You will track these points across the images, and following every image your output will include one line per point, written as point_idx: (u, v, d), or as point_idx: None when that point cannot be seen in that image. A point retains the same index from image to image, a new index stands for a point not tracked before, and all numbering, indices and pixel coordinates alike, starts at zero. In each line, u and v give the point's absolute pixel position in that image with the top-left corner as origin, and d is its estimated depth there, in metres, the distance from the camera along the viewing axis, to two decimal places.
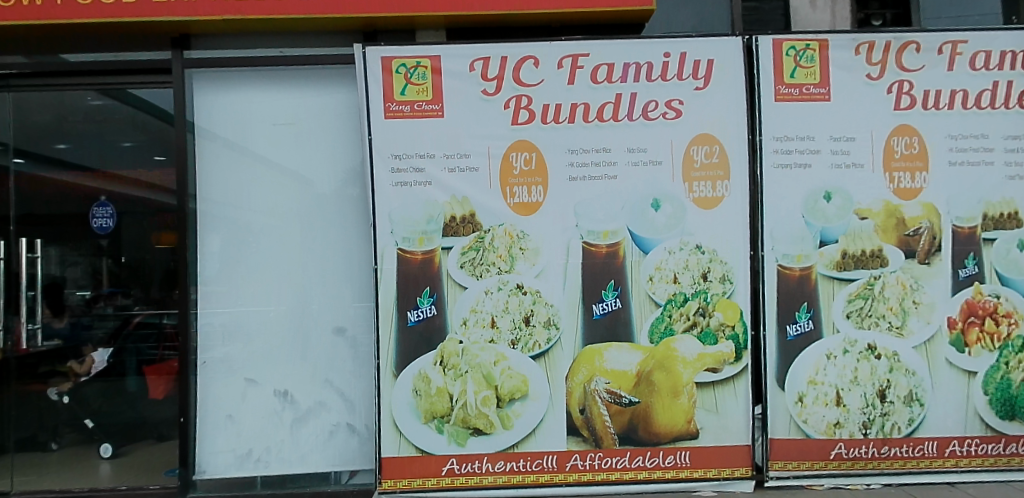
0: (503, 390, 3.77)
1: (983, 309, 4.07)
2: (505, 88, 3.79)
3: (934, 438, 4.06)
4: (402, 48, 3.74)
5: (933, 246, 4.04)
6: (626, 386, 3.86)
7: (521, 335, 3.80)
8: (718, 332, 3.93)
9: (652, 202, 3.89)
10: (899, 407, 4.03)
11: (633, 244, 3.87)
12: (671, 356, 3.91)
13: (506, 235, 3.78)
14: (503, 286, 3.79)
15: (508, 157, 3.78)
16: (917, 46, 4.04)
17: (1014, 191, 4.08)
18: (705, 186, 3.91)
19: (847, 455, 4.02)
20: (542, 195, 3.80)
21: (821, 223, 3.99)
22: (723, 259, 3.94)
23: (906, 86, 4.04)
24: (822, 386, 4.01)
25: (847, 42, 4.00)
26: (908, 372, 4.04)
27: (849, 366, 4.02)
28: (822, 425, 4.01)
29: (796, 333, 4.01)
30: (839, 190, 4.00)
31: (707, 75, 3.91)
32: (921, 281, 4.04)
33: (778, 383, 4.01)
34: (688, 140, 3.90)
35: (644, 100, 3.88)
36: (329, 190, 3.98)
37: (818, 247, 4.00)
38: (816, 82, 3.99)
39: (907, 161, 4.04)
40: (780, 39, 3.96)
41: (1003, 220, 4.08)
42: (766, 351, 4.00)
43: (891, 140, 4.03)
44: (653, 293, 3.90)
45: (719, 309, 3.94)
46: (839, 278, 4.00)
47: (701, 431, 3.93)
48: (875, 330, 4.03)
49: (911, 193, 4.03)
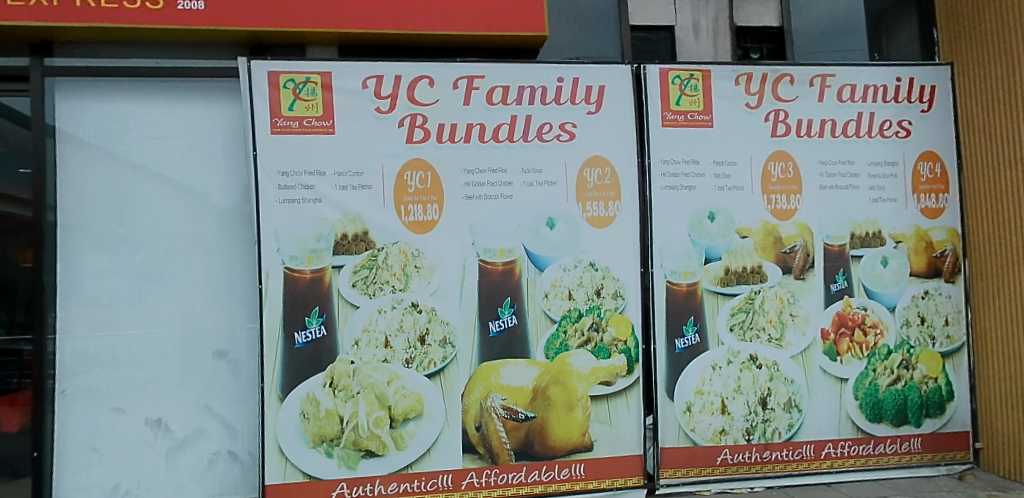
0: (397, 410, 3.73)
1: (852, 321, 4.43)
2: (399, 107, 3.79)
3: (810, 442, 4.36)
4: (291, 63, 3.66)
5: (807, 263, 4.37)
6: (522, 402, 3.91)
7: (415, 354, 3.77)
8: (611, 347, 4.07)
9: (546, 220, 3.98)
10: (779, 413, 4.30)
11: (528, 262, 3.95)
12: (566, 371, 4.00)
13: (400, 253, 3.76)
14: (396, 305, 3.76)
15: (403, 175, 3.77)
16: (791, 79, 4.39)
17: (878, 212, 4.48)
18: (598, 206, 4.06)
19: (731, 461, 4.24)
20: (437, 213, 3.81)
21: (706, 242, 4.23)
22: (615, 276, 4.09)
23: (782, 115, 4.37)
24: (708, 395, 4.22)
25: (726, 73, 4.29)
26: (786, 380, 4.32)
27: (733, 376, 4.26)
28: (708, 433, 4.22)
29: (683, 346, 4.21)
30: (721, 210, 4.26)
31: (599, 100, 4.08)
32: (797, 295, 4.36)
33: (668, 393, 4.18)
34: (581, 162, 4.04)
35: (538, 122, 3.98)
36: (217, 207, 3.83)
37: (703, 263, 4.23)
38: (700, 109, 4.24)
39: (782, 185, 4.35)
40: (666, 68, 4.20)
41: (869, 239, 4.46)
42: (657, 363, 4.17)
43: (768, 165, 4.34)
44: (548, 309, 3.99)
45: (612, 324, 4.09)
46: (722, 293, 4.25)
47: (595, 442, 4.04)
48: (755, 342, 4.30)
49: (787, 213, 4.35)
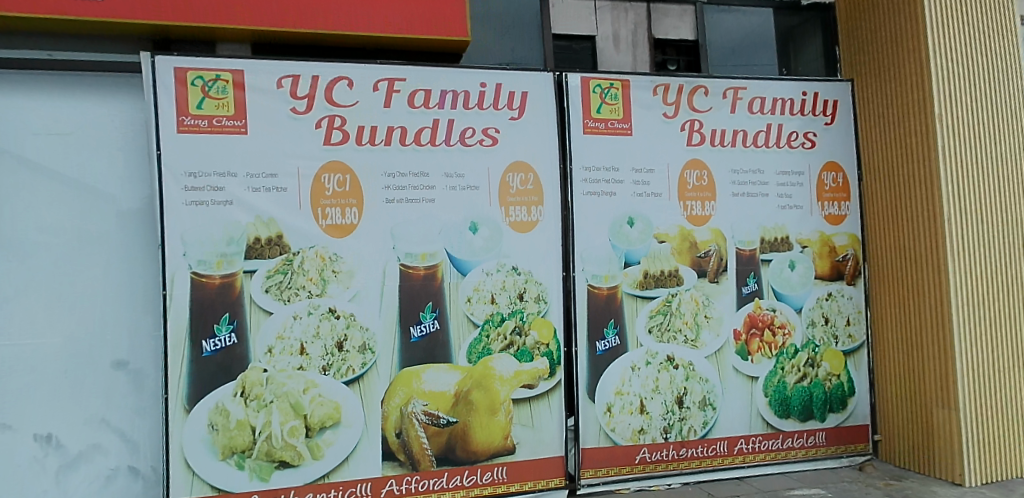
0: (313, 419, 3.64)
1: (763, 322, 4.65)
2: (317, 107, 3.71)
3: (724, 438, 4.54)
4: (199, 60, 3.52)
5: (720, 266, 4.57)
6: (444, 406, 3.91)
7: (333, 360, 3.69)
8: (533, 350, 4.12)
9: (469, 225, 3.99)
10: (694, 412, 4.47)
11: (450, 266, 3.95)
12: (488, 375, 4.02)
13: (317, 257, 3.67)
14: (313, 310, 3.66)
15: (320, 178, 3.69)
16: (705, 90, 4.55)
17: (785, 219, 4.71)
18: (521, 211, 4.11)
19: (650, 459, 4.37)
20: (356, 217, 3.75)
21: (626, 246, 4.36)
22: (537, 280, 4.14)
23: (697, 125, 4.53)
24: (627, 395, 4.34)
25: (645, 84, 4.42)
26: (701, 380, 4.50)
27: (651, 376, 4.40)
28: (627, 432, 4.33)
29: (604, 348, 4.30)
30: (640, 216, 4.40)
31: (522, 106, 4.13)
32: (711, 298, 4.55)
33: (589, 395, 4.26)
34: (505, 167, 4.07)
35: (461, 127, 3.98)
36: (117, 208, 3.62)
37: (622, 267, 4.35)
38: (620, 118, 4.36)
39: (697, 192, 4.53)
40: (587, 77, 4.29)
41: (777, 244, 4.69)
42: (578, 366, 4.24)
43: (684, 173, 4.50)
44: (471, 313, 3.99)
45: (535, 328, 4.14)
46: (641, 296, 4.38)
47: (517, 445, 4.07)
48: (672, 343, 4.46)
49: (701, 219, 4.54)
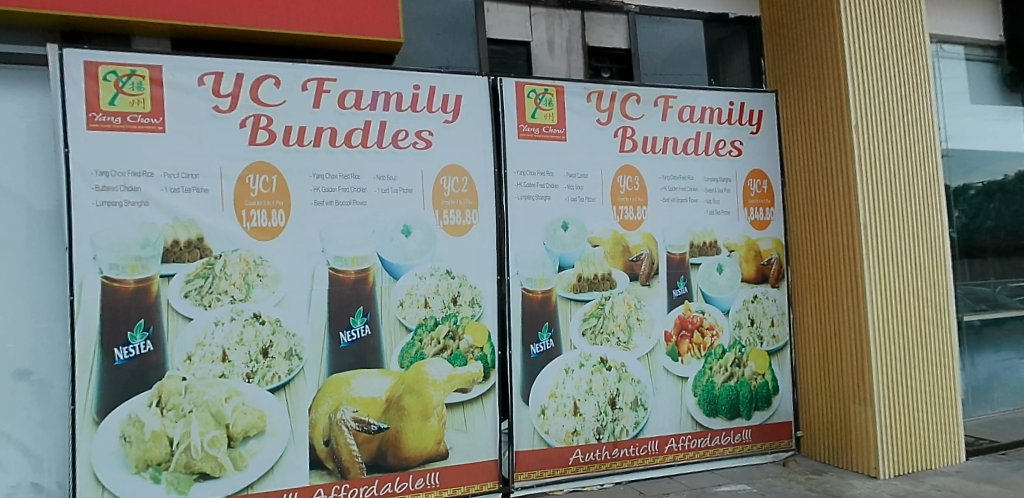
0: (236, 428, 3.52)
1: (692, 323, 4.78)
2: (241, 106, 3.60)
3: (655, 437, 4.63)
4: (113, 54, 3.35)
5: (652, 270, 4.67)
6: (375, 413, 3.86)
7: (257, 367, 3.58)
8: (467, 354, 4.11)
9: (402, 228, 3.94)
10: (627, 412, 4.54)
11: (382, 270, 3.89)
12: (421, 380, 3.98)
13: (240, 261, 3.55)
14: (236, 316, 3.54)
15: (245, 179, 3.58)
16: (637, 98, 4.65)
17: (714, 223, 4.86)
18: (455, 214, 4.09)
19: (583, 460, 4.41)
20: (282, 219, 3.65)
21: (560, 250, 4.39)
22: (471, 284, 4.13)
23: (629, 132, 4.62)
24: (561, 398, 4.37)
25: (578, 90, 4.48)
26: (633, 381, 4.58)
27: (584, 379, 4.44)
28: (561, 434, 4.36)
29: (538, 351, 4.31)
30: (574, 220, 4.44)
31: (456, 109, 4.12)
32: (643, 300, 4.64)
33: (522, 398, 4.26)
34: (438, 171, 4.05)
35: (393, 129, 3.94)
36: (21, 209, 3.40)
37: (556, 271, 4.39)
38: (554, 123, 4.39)
39: (630, 197, 4.61)
40: (522, 82, 4.31)
41: (706, 248, 4.83)
42: (512, 370, 4.23)
43: (617, 178, 4.57)
44: (403, 317, 3.95)
45: (469, 332, 4.13)
46: (575, 299, 4.43)
47: (450, 450, 4.05)
48: (606, 345, 4.51)
49: (634, 224, 4.61)
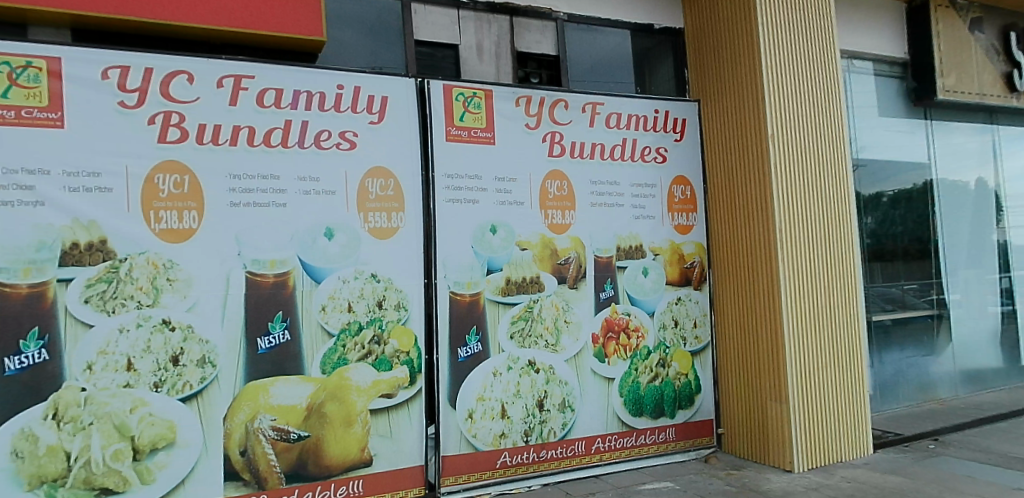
0: (142, 440, 3.35)
1: (618, 325, 4.88)
2: (150, 102, 3.44)
3: (582, 438, 4.70)
4: (5, 43, 3.14)
5: (580, 273, 4.74)
6: (295, 421, 3.75)
7: (166, 376, 3.42)
8: (392, 359, 4.05)
9: (325, 230, 3.86)
10: (554, 414, 4.59)
11: (303, 273, 3.79)
12: (344, 386, 3.90)
13: (148, 264, 3.39)
14: (143, 322, 3.38)
15: (153, 178, 3.41)
16: (565, 104, 4.72)
17: (640, 228, 4.98)
18: (381, 217, 4.03)
19: (511, 463, 4.43)
20: (195, 221, 3.51)
21: (488, 253, 4.39)
22: (397, 287, 4.08)
23: (557, 137, 4.68)
24: (489, 401, 4.36)
25: (507, 94, 4.50)
26: (560, 383, 4.63)
27: (512, 381, 4.46)
28: (489, 437, 4.36)
29: (466, 354, 4.30)
30: (502, 223, 4.45)
31: (382, 110, 4.07)
32: (571, 303, 4.70)
33: (450, 402, 4.23)
34: (363, 172, 3.98)
35: (315, 129, 3.85)
36: None
37: (484, 274, 4.38)
38: (482, 127, 4.40)
39: (558, 201, 4.66)
40: (450, 84, 4.31)
41: (632, 251, 4.95)
42: (439, 374, 4.20)
43: (545, 182, 4.61)
44: (325, 322, 3.86)
45: (394, 336, 4.07)
46: (503, 302, 4.44)
47: (375, 457, 3.98)
48: (534, 348, 4.55)
49: (562, 228, 4.67)
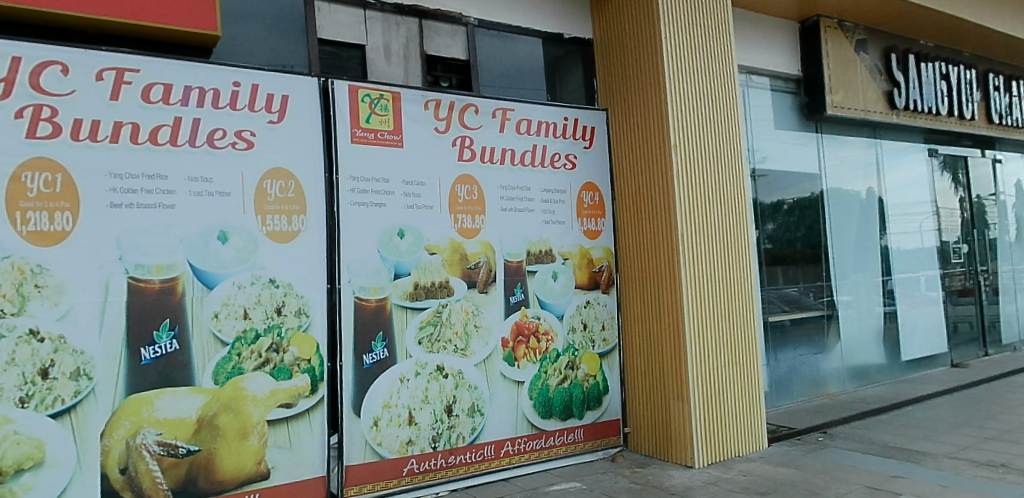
0: (4, 462, 3.07)
1: (528, 329, 4.94)
2: (17, 94, 3.17)
3: (491, 442, 4.71)
4: None
5: (490, 278, 4.76)
6: (183, 434, 3.56)
7: (34, 390, 3.16)
8: (292, 367, 3.92)
9: (218, 233, 3.68)
10: (463, 419, 4.58)
11: (193, 278, 3.60)
12: (239, 396, 3.74)
13: (13, 269, 3.11)
14: (6, 333, 3.10)
15: (20, 176, 3.14)
16: (475, 109, 4.73)
17: (550, 232, 5.06)
18: (280, 220, 3.89)
19: (418, 469, 4.38)
20: (69, 223, 3.26)
21: (395, 258, 4.33)
22: (298, 293, 3.95)
23: (467, 142, 4.68)
24: (395, 408, 4.30)
25: (415, 97, 4.46)
26: (469, 387, 4.63)
27: (420, 387, 4.41)
28: (395, 445, 4.30)
29: (371, 361, 4.22)
30: (410, 227, 4.40)
31: (282, 110, 3.93)
32: (480, 307, 4.71)
33: (353, 410, 4.14)
34: (260, 174, 3.83)
35: (208, 127, 3.68)
36: None
37: (392, 279, 4.32)
38: (390, 129, 4.34)
39: (468, 206, 4.66)
40: (355, 86, 4.23)
41: (542, 256, 5.02)
42: (342, 382, 4.10)
43: (454, 187, 4.60)
44: (218, 330, 3.68)
45: (294, 344, 3.94)
46: (411, 307, 4.39)
47: (272, 470, 3.83)
48: (442, 353, 4.52)
49: (472, 232, 4.67)
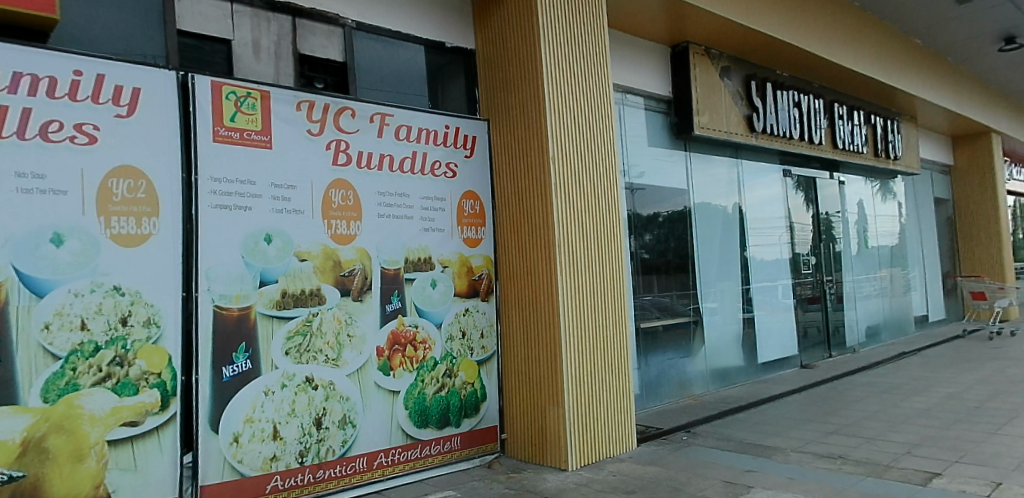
0: None
1: (404, 338, 4.90)
2: None
3: (364, 454, 4.60)
4: None
5: (365, 286, 4.66)
6: (4, 460, 3.17)
7: None
8: (139, 382, 3.62)
9: (51, 235, 3.32)
10: (333, 431, 4.44)
11: (20, 285, 3.24)
12: (73, 415, 3.38)
13: None
14: None
15: None
16: (352, 112, 4.64)
17: (428, 240, 5.05)
18: (127, 222, 3.58)
19: (283, 486, 4.19)
20: None
21: (261, 264, 4.13)
22: (147, 301, 3.65)
23: (343, 146, 4.58)
24: (258, 422, 4.09)
25: (286, 97, 4.31)
26: (341, 398, 4.50)
27: (286, 400, 4.22)
28: (258, 461, 4.08)
29: (232, 374, 3.98)
30: (279, 232, 4.21)
31: (132, 103, 3.64)
32: (354, 316, 4.60)
33: (210, 426, 3.88)
34: (105, 171, 3.51)
35: (42, 118, 3.32)
36: None
37: (257, 287, 4.11)
38: (258, 129, 4.15)
39: (343, 211, 4.54)
40: (220, 82, 4.00)
41: (420, 264, 5.00)
42: (197, 397, 3.83)
43: (329, 192, 4.47)
44: (49, 343, 3.32)
45: (142, 357, 3.63)
46: (278, 316, 4.20)
47: (113, 494, 3.50)
48: (312, 363, 4.36)
49: (347, 238, 4.56)
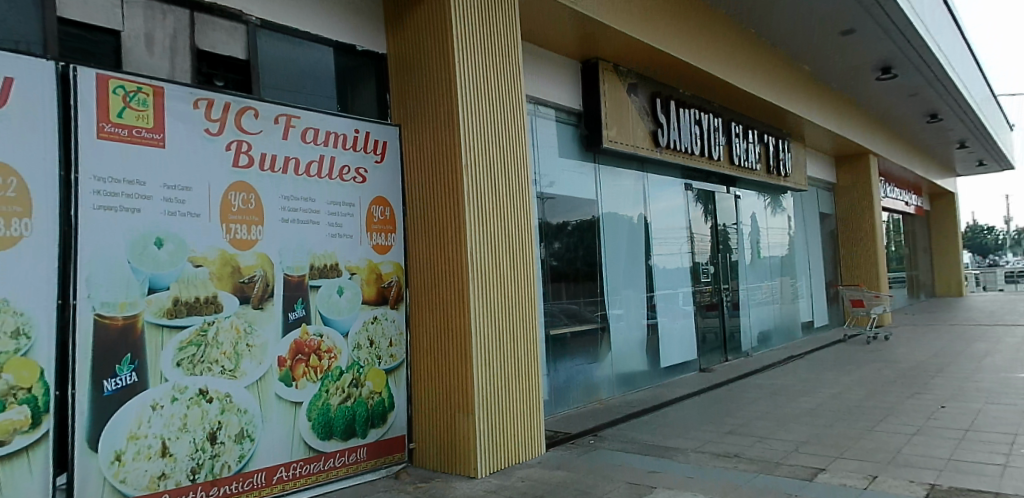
0: None
1: (308, 347, 4.75)
2: None
3: (262, 469, 4.41)
4: None
5: (266, 293, 4.49)
6: None
7: None
8: (6, 398, 3.28)
9: None
10: (229, 446, 4.23)
11: None
12: None
13: None
14: None
15: None
16: (254, 112, 4.48)
17: (335, 246, 4.94)
18: None
19: None
20: None
21: (150, 270, 3.87)
22: (16, 309, 3.33)
23: (245, 147, 4.40)
24: (144, 439, 3.82)
25: (183, 95, 4.09)
26: (239, 411, 4.30)
27: (177, 414, 3.98)
28: (143, 481, 3.81)
29: (114, 387, 3.70)
30: (171, 236, 3.98)
31: (2, 94, 3.32)
32: (254, 324, 4.41)
33: (88, 445, 3.58)
34: None
35: None
36: None
37: (145, 294, 3.86)
38: (149, 126, 3.91)
39: (243, 215, 4.36)
40: (106, 75, 3.75)
41: (326, 270, 4.88)
42: (74, 413, 3.53)
43: (228, 195, 4.29)
44: None
45: (10, 370, 3.29)
46: (168, 325, 3.96)
47: None
48: (206, 375, 4.14)
49: (246, 243, 4.37)
